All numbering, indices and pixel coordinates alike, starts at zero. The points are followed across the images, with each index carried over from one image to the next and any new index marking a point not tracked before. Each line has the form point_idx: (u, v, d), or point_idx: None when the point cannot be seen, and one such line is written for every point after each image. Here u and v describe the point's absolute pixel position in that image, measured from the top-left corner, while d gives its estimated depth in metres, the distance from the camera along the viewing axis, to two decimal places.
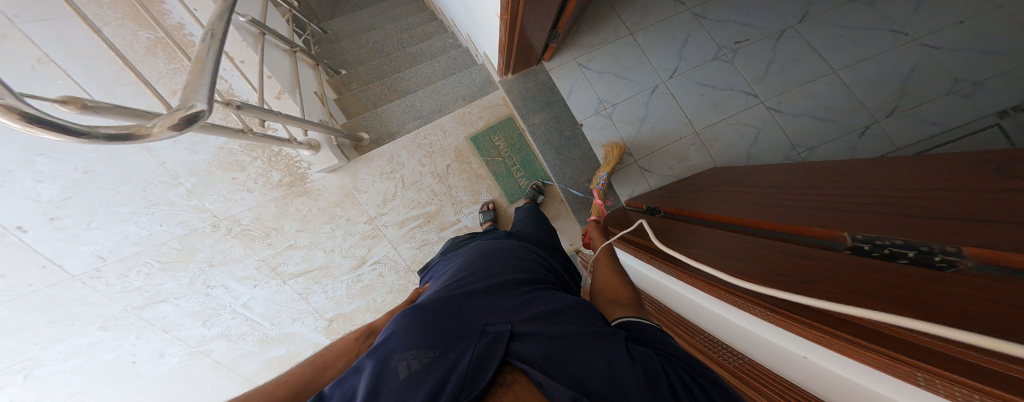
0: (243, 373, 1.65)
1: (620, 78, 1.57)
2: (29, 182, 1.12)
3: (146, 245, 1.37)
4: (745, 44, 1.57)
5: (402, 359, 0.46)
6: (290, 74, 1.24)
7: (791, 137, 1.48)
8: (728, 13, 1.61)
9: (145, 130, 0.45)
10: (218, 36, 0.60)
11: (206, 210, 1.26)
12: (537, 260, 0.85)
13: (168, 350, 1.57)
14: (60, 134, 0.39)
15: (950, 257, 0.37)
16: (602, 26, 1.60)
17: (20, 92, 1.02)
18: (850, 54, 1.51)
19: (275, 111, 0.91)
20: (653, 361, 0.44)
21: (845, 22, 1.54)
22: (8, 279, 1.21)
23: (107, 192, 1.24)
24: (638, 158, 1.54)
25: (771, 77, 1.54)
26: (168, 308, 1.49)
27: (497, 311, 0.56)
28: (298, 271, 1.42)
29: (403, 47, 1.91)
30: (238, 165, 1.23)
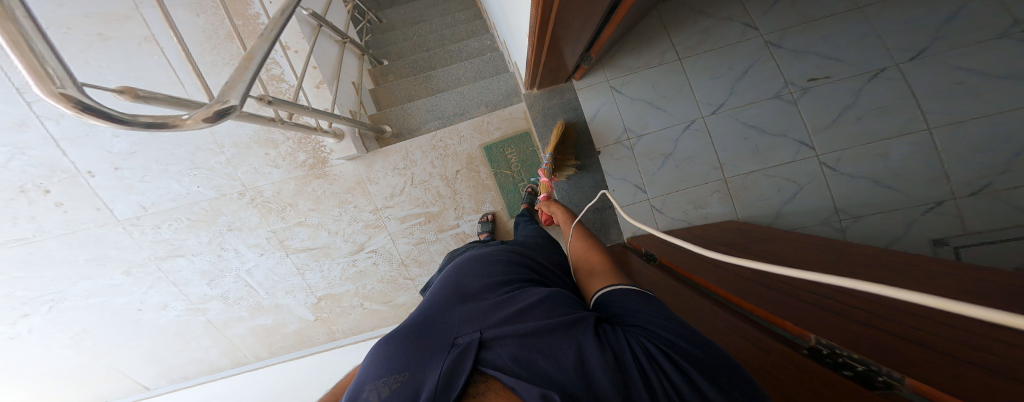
0: (229, 337, 1.68)
1: (653, 107, 1.48)
2: (110, 137, 1.43)
3: (182, 203, 1.52)
4: (820, 82, 1.42)
5: (368, 391, 0.43)
6: (334, 64, 1.35)
7: (838, 201, 1.38)
8: (811, 43, 1.44)
9: (179, 120, 0.50)
10: (274, 34, 0.71)
11: (237, 179, 1.46)
12: (519, 251, 0.79)
13: (170, 303, 1.65)
14: (112, 123, 0.42)
15: (891, 379, 0.40)
16: (648, 48, 1.48)
17: (134, 64, 1.33)
18: (949, 109, 1.32)
19: (303, 107, 1.01)
20: (617, 337, 0.43)
21: (969, 63, 1.32)
22: (72, 213, 1.48)
23: (165, 153, 1.46)
24: (654, 196, 1.50)
25: (840, 126, 1.40)
26: (183, 263, 1.59)
27: (468, 316, 0.51)
28: (301, 247, 1.51)
29: (443, 44, 1.78)
30: (272, 142, 1.41)
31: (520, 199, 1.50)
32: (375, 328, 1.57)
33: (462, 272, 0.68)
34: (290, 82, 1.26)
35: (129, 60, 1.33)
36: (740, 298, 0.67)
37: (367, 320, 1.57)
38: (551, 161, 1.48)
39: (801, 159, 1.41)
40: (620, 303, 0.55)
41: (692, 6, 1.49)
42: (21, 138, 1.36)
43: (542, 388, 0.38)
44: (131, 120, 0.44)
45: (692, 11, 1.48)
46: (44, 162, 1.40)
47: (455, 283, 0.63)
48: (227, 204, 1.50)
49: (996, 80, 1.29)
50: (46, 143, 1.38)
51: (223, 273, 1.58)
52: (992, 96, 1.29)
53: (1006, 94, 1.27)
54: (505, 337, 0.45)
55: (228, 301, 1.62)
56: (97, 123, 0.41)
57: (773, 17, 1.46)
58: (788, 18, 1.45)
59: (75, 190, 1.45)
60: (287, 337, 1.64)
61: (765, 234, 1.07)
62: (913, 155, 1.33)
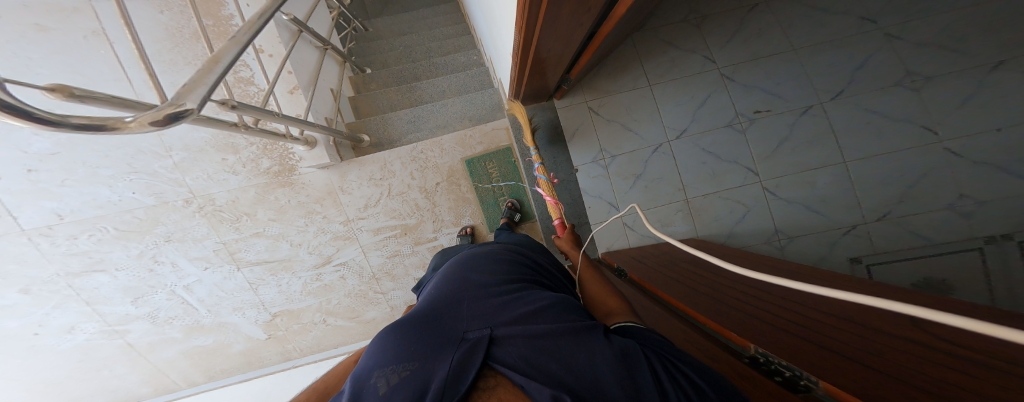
0: (152, 361, 1.50)
1: (626, 129, 1.60)
2: (28, 136, 1.24)
3: (111, 211, 1.33)
4: (763, 115, 1.58)
5: (386, 372, 0.49)
6: (313, 70, 1.32)
7: (777, 222, 1.55)
8: (759, 77, 1.60)
9: (122, 123, 0.42)
10: (247, 36, 0.67)
11: (185, 185, 1.32)
12: (520, 261, 0.87)
13: (80, 325, 1.44)
14: (26, 124, 0.36)
15: (810, 383, 0.43)
16: (622, 73, 1.61)
17: (78, 61, 1.21)
18: (866, 146, 1.51)
19: (269, 113, 0.97)
20: (632, 347, 0.47)
21: (877, 107, 1.51)
22: None
23: (97, 154, 1.29)
24: (626, 214, 1.60)
25: (779, 156, 1.57)
26: (103, 279, 1.40)
27: (478, 317, 0.59)
28: (256, 260, 1.39)
29: (431, 56, 1.79)
30: (233, 147, 1.30)
31: (500, 214, 1.51)
32: (340, 345, 1.47)
33: (469, 276, 0.74)
34: (261, 86, 1.20)
35: (68, 53, 1.20)
36: (699, 313, 0.71)
37: (331, 336, 1.46)
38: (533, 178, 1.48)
39: (748, 184, 1.58)
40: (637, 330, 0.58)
41: (662, 37, 1.63)
42: None
43: (553, 390, 0.42)
44: (55, 121, 0.38)
45: (661, 43, 1.62)
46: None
47: (464, 288, 0.69)
48: (169, 213, 1.34)
49: (900, 122, 1.49)
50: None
51: (153, 290, 1.41)
52: (897, 136, 1.49)
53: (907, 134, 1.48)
54: (514, 338, 0.52)
55: (156, 321, 1.45)
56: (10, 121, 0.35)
57: (730, 52, 1.61)
58: (738, 54, 1.61)
59: None
60: (232, 359, 1.50)
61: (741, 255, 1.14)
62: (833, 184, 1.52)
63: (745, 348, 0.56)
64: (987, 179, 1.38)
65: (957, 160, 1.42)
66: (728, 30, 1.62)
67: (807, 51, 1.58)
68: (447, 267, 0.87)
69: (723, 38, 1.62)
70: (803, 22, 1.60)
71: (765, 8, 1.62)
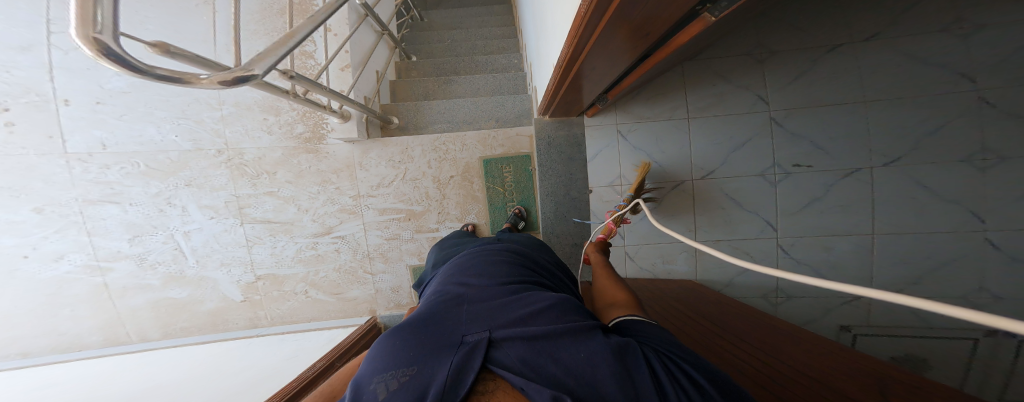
0: (119, 309, 1.45)
1: (650, 160, 1.54)
2: (108, 73, 1.37)
3: (148, 149, 1.40)
4: (802, 170, 1.48)
5: (379, 380, 0.46)
6: (365, 52, 1.47)
7: (781, 281, 1.49)
8: (810, 127, 1.46)
9: (196, 79, 0.50)
10: (320, 18, 0.75)
11: (222, 137, 1.40)
12: (521, 261, 0.83)
13: (69, 255, 1.40)
14: (122, 72, 0.39)
15: None
16: (662, 100, 1.51)
17: (179, 19, 1.41)
18: (898, 220, 1.43)
19: (322, 86, 1.05)
20: (631, 347, 0.47)
21: (931, 182, 1.38)
22: (13, 138, 1.32)
23: (160, 98, 1.39)
24: (630, 243, 1.55)
25: (803, 216, 1.50)
26: (111, 211, 1.41)
27: (477, 317, 0.55)
28: (260, 218, 1.42)
29: (472, 53, 1.97)
30: (276, 110, 1.39)
31: (505, 218, 1.55)
32: (312, 320, 1.51)
33: (466, 277, 0.70)
34: (319, 61, 1.36)
35: (175, 13, 1.40)
36: None
37: (305, 310, 1.50)
38: (544, 189, 1.51)
39: (763, 237, 1.54)
40: (635, 325, 0.56)
41: (715, 68, 1.48)
42: (15, 57, 1.28)
43: (553, 390, 0.41)
44: (144, 72, 0.42)
45: (712, 74, 1.49)
46: (20, 81, 1.30)
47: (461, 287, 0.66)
48: (198, 159, 1.41)
49: (945, 204, 1.38)
50: (38, 67, 1.30)
51: (154, 231, 1.42)
52: (934, 215, 1.40)
53: (945, 218, 1.39)
54: (515, 339, 0.49)
55: (142, 264, 1.44)
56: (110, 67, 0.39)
57: (790, 95, 1.45)
58: (800, 97, 1.45)
59: (38, 115, 1.34)
60: (197, 318, 1.48)
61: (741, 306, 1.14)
62: (851, 254, 1.48)
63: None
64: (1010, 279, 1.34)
65: (991, 252, 1.36)
66: (793, 70, 1.44)
67: (879, 106, 1.40)
68: (446, 267, 0.84)
69: (785, 77, 1.45)
70: (889, 69, 1.38)
71: (849, 49, 1.40)
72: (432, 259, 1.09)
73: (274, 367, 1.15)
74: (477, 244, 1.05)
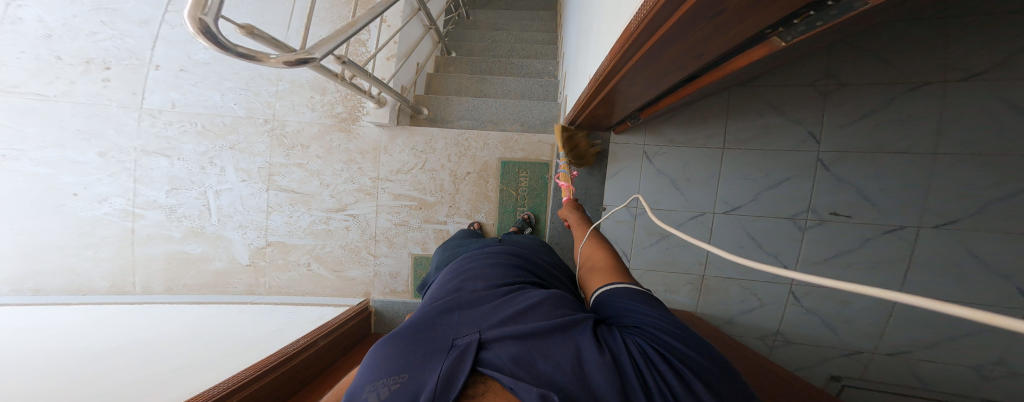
0: (135, 254, 1.51)
1: (673, 186, 1.47)
2: (200, 47, 1.54)
3: (209, 112, 1.53)
4: (837, 219, 1.34)
5: (369, 390, 0.42)
6: (412, 44, 1.58)
7: (782, 326, 1.39)
8: (861, 174, 1.29)
9: (264, 58, 0.68)
10: (380, 9, 0.85)
11: (271, 109, 1.51)
12: (519, 254, 0.75)
13: (112, 198, 1.49)
14: (210, 46, 0.61)
15: None
16: (698, 126, 1.43)
17: (264, 5, 1.59)
18: (951, 290, 1.25)
19: (367, 73, 1.13)
20: (622, 342, 0.41)
21: (990, 255, 1.20)
22: (106, 89, 1.46)
23: (232, 70, 1.53)
24: (635, 266, 1.48)
25: (830, 268, 1.38)
26: (161, 163, 1.52)
27: (468, 316, 0.50)
28: (285, 187, 1.46)
29: (511, 54, 2.08)
30: (323, 90, 1.49)
31: (513, 222, 1.50)
32: (309, 293, 1.50)
33: (461, 277, 0.65)
34: (369, 48, 1.47)
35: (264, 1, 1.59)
36: None
37: (304, 283, 1.50)
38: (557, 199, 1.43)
39: (775, 282, 1.38)
40: (620, 304, 0.52)
41: (767, 97, 1.36)
42: (131, 28, 1.48)
43: (541, 390, 0.37)
44: (226, 49, 0.63)
45: (761, 103, 1.37)
46: (130, 49, 1.48)
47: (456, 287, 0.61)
48: (246, 126, 1.51)
49: (992, 275, 1.21)
50: (148, 38, 1.50)
51: (190, 185, 1.51)
52: (982, 289, 1.23)
53: (993, 294, 1.21)
54: (505, 337, 0.45)
55: (172, 215, 1.50)
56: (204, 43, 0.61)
57: (848, 136, 1.29)
58: (856, 141, 1.28)
59: (132, 77, 1.49)
60: (201, 276, 1.50)
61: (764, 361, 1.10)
62: (867, 311, 1.30)
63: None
64: None
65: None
66: (860, 107, 1.27)
67: (953, 161, 1.19)
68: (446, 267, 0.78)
69: (848, 115, 1.28)
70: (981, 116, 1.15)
71: (939, 90, 1.18)
72: (434, 262, 1.00)
73: (264, 335, 1.09)
74: (479, 243, 0.96)
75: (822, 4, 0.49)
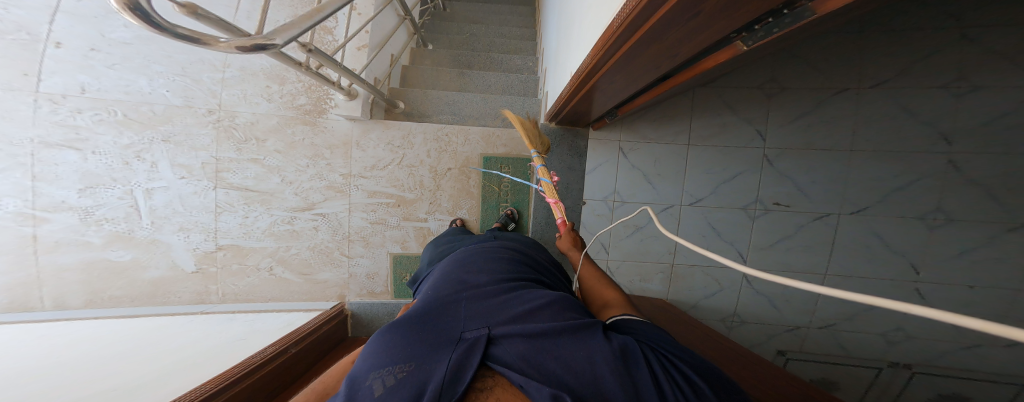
0: (39, 265, 1.23)
1: (646, 180, 1.61)
2: (117, 24, 1.32)
3: (133, 99, 1.32)
4: (780, 209, 1.57)
5: (375, 377, 0.43)
6: (385, 35, 1.53)
7: (740, 308, 1.57)
8: (797, 169, 1.53)
9: (212, 41, 0.54)
10: None
11: (217, 98, 1.34)
12: (521, 254, 0.77)
13: (3, 198, 1.21)
14: (135, 22, 0.47)
15: None
16: (667, 125, 1.58)
17: None
18: (855, 265, 1.54)
19: (336, 63, 1.05)
20: (634, 349, 0.45)
21: (886, 233, 1.49)
22: None
23: (163, 53, 1.34)
24: (613, 258, 1.59)
25: (773, 251, 1.61)
26: (69, 157, 1.27)
27: (475, 313, 0.52)
28: (237, 185, 1.32)
29: (490, 49, 2.08)
30: (281, 79, 1.36)
31: (496, 218, 1.51)
32: (273, 299, 1.38)
33: (463, 270, 0.66)
34: (337, 37, 1.38)
35: None
36: None
37: (265, 288, 1.37)
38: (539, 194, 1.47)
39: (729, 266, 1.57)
40: (630, 322, 0.55)
41: (724, 99, 1.54)
42: None
43: (553, 390, 0.40)
44: (158, 27, 0.49)
45: (719, 103, 1.55)
46: (15, 20, 1.22)
47: (461, 281, 0.61)
48: (184, 116, 1.33)
49: (892, 253, 1.50)
50: (42, 9, 1.24)
51: (111, 184, 1.28)
52: (880, 264, 1.52)
53: (891, 267, 1.51)
54: (514, 336, 0.47)
55: (85, 219, 1.26)
56: (128, 19, 0.47)
57: (788, 132, 1.51)
58: (792, 139, 1.52)
59: (24, 54, 1.24)
60: (133, 286, 1.30)
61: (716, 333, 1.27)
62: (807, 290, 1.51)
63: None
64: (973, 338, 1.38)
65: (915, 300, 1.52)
66: (795, 110, 1.50)
67: (861, 157, 1.47)
68: (444, 259, 0.78)
69: (789, 115, 1.50)
70: (877, 121, 1.43)
71: (855, 93, 1.44)
72: (427, 254, 0.99)
73: (220, 345, 0.98)
74: (476, 237, 0.97)
75: (780, 12, 0.58)
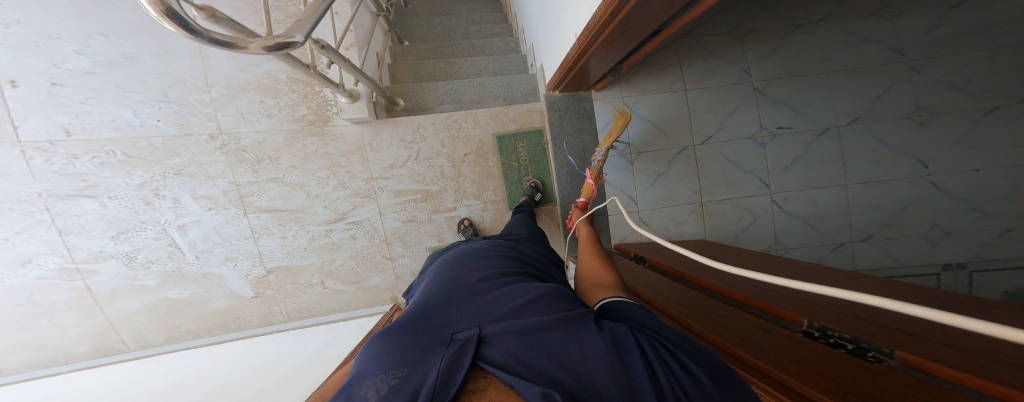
0: (108, 315, 1.26)
1: (656, 129, 1.61)
2: (67, 51, 1.21)
3: (126, 135, 1.27)
4: (785, 132, 1.61)
5: (366, 384, 0.43)
6: (367, 32, 1.47)
7: (779, 234, 1.63)
8: (789, 95, 1.60)
9: (243, 44, 0.55)
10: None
11: (214, 121, 1.31)
12: (511, 251, 0.80)
13: (38, 258, 1.22)
14: (180, 31, 0.46)
15: (878, 353, 0.52)
16: (663, 74, 1.58)
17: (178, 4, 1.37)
18: (867, 170, 1.58)
19: (345, 59, 1.05)
20: (627, 339, 0.44)
21: (890, 140, 1.56)
22: None
23: (135, 80, 1.27)
24: (643, 208, 1.65)
25: (790, 173, 1.62)
26: (88, 206, 1.25)
27: (467, 314, 0.53)
28: (266, 207, 1.32)
29: (468, 37, 2.01)
30: (274, 92, 1.31)
31: (521, 193, 1.54)
32: (332, 312, 1.38)
33: (456, 272, 0.68)
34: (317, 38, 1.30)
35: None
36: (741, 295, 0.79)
37: (325, 302, 1.37)
38: (559, 161, 1.52)
39: (759, 195, 1.64)
40: (625, 307, 0.55)
41: (704, 46, 1.59)
42: None
43: (543, 387, 0.39)
44: (198, 35, 0.49)
45: (702, 51, 1.59)
46: None
47: (453, 284, 0.63)
48: (188, 146, 1.30)
49: (900, 154, 1.56)
50: None
51: (142, 226, 1.27)
52: (889, 164, 1.56)
53: (902, 166, 1.55)
54: (506, 334, 0.48)
55: (131, 264, 1.27)
56: (169, 27, 0.46)
57: (769, 66, 1.59)
58: (775, 69, 1.59)
59: None
60: (204, 318, 1.31)
61: (753, 254, 1.15)
62: (831, 205, 1.60)
63: (798, 324, 0.65)
64: (964, 218, 1.50)
65: (939, 193, 1.52)
66: (767, 46, 1.58)
67: (838, 76, 1.58)
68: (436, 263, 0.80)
69: (764, 51, 1.58)
70: (843, 47, 1.57)
71: (808, 29, 1.57)
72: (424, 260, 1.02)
73: (314, 355, 1.03)
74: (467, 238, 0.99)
75: None
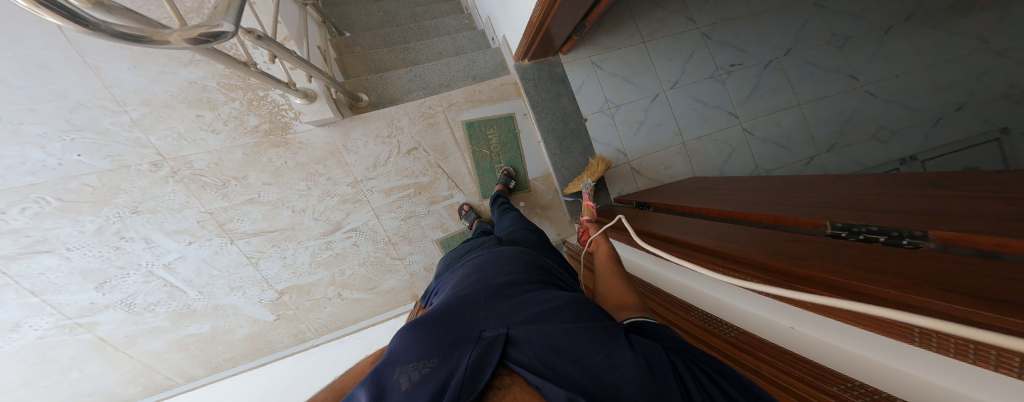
0: (136, 357, 1.28)
1: (627, 82, 1.57)
2: None
3: (48, 178, 1.08)
4: (737, 68, 1.66)
5: (401, 372, 0.46)
6: (299, 24, 1.25)
7: (758, 160, 1.68)
8: (732, 36, 1.66)
9: (160, 36, 0.47)
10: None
11: (149, 146, 1.13)
12: (531, 257, 0.78)
13: (27, 321, 1.16)
14: (70, 23, 0.38)
15: (913, 239, 0.54)
16: (621, 30, 1.56)
17: None
18: (816, 90, 1.69)
19: (289, 51, 0.90)
20: (659, 357, 0.45)
21: (828, 63, 1.70)
22: None
23: (18, 107, 1.01)
24: (632, 159, 1.61)
25: (752, 102, 1.67)
26: (50, 263, 1.14)
27: (495, 314, 0.54)
28: (252, 231, 1.25)
29: (416, 20, 1.77)
30: (209, 102, 1.14)
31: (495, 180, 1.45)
32: (359, 320, 1.42)
33: (480, 272, 0.69)
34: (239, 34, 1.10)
35: None
36: (754, 213, 0.87)
37: (348, 312, 1.41)
38: (544, 129, 1.48)
39: (731, 127, 1.66)
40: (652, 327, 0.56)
41: None
42: None
43: (567, 390, 0.40)
44: (91, 24, 0.40)
45: (650, 3, 1.60)
46: None
47: (479, 284, 0.64)
48: (132, 180, 1.13)
49: (847, 80, 1.70)
50: None
51: (124, 272, 1.20)
52: (830, 83, 1.69)
53: (841, 82, 1.69)
54: (532, 337, 0.48)
55: (132, 310, 1.24)
56: (57, 22, 0.38)
57: (708, 12, 1.64)
58: (714, 14, 1.65)
59: None
60: (236, 346, 1.35)
61: (751, 179, 1.18)
62: (793, 123, 1.68)
63: (821, 228, 0.70)
64: (897, 115, 1.67)
65: (874, 99, 1.69)
66: None
67: (765, 15, 1.69)
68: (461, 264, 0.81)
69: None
70: None
71: None
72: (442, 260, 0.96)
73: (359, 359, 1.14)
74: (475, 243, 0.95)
75: None
